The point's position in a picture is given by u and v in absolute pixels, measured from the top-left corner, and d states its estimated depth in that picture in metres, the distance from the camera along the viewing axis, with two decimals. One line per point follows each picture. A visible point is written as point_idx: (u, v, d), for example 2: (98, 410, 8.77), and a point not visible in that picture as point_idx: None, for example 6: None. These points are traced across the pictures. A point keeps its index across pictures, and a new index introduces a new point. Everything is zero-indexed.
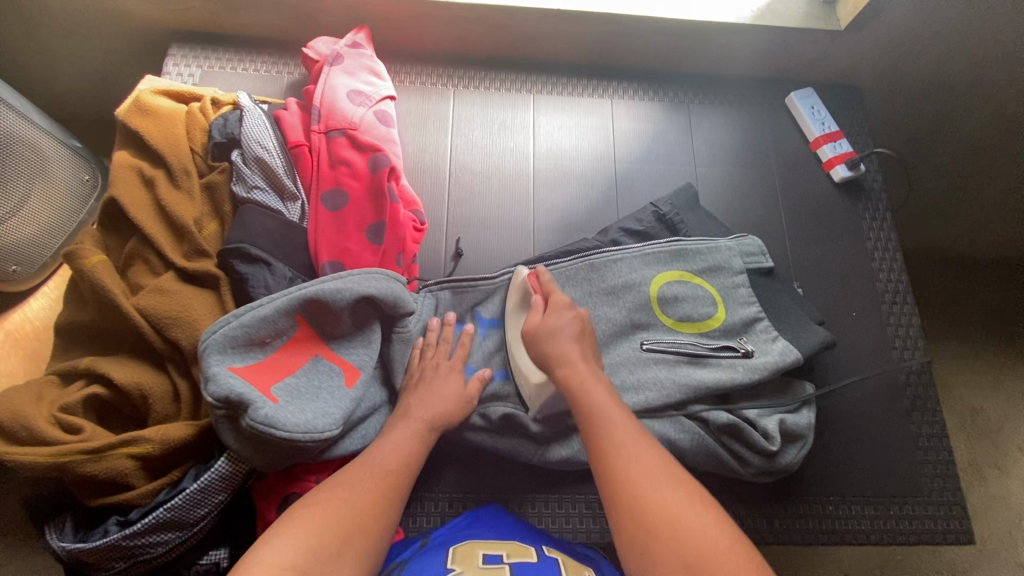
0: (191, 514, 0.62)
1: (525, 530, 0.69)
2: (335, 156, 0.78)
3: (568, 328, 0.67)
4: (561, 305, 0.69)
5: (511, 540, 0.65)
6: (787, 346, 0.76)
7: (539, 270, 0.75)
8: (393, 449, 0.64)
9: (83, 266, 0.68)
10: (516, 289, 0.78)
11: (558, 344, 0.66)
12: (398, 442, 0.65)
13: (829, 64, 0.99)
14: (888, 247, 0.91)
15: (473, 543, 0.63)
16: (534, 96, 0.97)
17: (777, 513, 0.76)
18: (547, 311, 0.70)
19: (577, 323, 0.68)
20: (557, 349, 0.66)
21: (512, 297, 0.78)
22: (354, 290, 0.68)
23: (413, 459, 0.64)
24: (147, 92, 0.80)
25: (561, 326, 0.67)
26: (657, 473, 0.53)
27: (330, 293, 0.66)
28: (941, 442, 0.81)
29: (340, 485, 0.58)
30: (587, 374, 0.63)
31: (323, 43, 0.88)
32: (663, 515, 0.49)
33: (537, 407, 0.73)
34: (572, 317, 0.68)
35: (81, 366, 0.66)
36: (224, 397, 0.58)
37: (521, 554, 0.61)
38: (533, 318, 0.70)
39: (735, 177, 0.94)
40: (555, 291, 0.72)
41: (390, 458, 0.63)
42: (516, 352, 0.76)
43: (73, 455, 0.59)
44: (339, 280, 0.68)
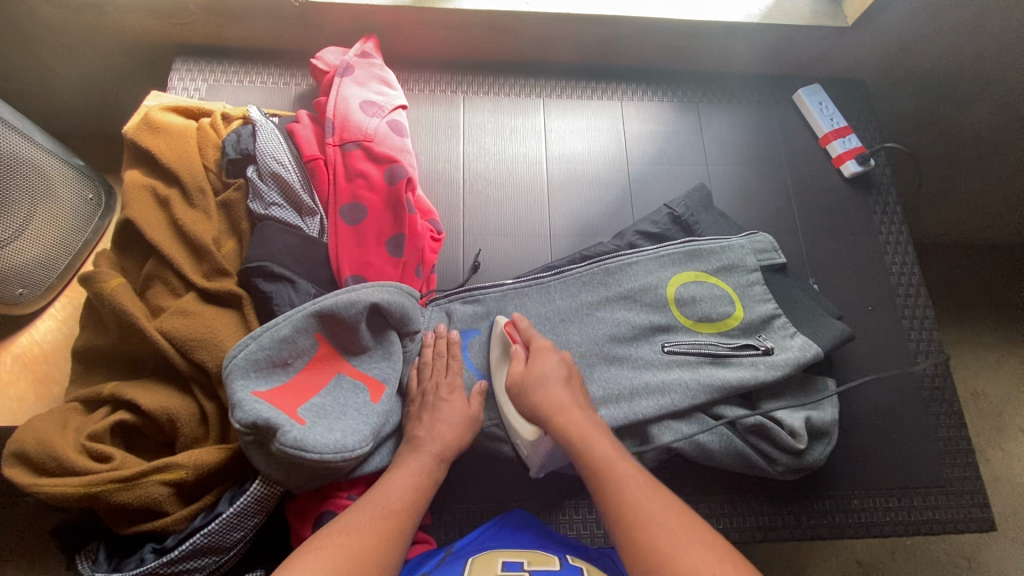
0: (228, 538, 0.61)
1: (547, 533, 0.69)
2: (351, 168, 0.77)
3: (555, 372, 0.68)
4: (545, 350, 0.71)
5: (532, 547, 0.65)
6: (807, 341, 0.76)
7: (517, 320, 0.75)
8: (398, 488, 0.61)
9: (102, 290, 0.67)
10: (497, 338, 0.76)
11: (551, 391, 0.67)
12: (406, 477, 0.63)
13: (836, 60, 0.99)
14: (901, 241, 0.92)
15: (495, 551, 0.63)
16: (544, 100, 0.97)
17: (804, 509, 0.77)
18: (530, 359, 0.71)
19: (563, 366, 0.70)
20: (550, 397, 0.66)
21: (495, 350, 0.76)
22: (366, 299, 0.67)
23: (418, 498, 0.61)
24: (156, 109, 0.79)
25: (548, 371, 0.69)
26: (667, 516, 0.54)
27: (345, 303, 0.66)
28: (960, 432, 0.83)
29: (346, 528, 0.54)
30: (585, 423, 0.64)
31: (332, 53, 0.87)
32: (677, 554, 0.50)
33: (538, 465, 0.71)
34: (556, 361, 0.70)
35: (106, 392, 0.65)
36: (251, 422, 0.57)
37: (543, 562, 0.61)
38: (517, 366, 0.70)
39: (748, 176, 0.95)
40: (537, 337, 0.73)
41: (396, 498, 0.60)
42: (503, 403, 0.73)
43: (105, 485, 0.58)
44: (352, 291, 0.67)
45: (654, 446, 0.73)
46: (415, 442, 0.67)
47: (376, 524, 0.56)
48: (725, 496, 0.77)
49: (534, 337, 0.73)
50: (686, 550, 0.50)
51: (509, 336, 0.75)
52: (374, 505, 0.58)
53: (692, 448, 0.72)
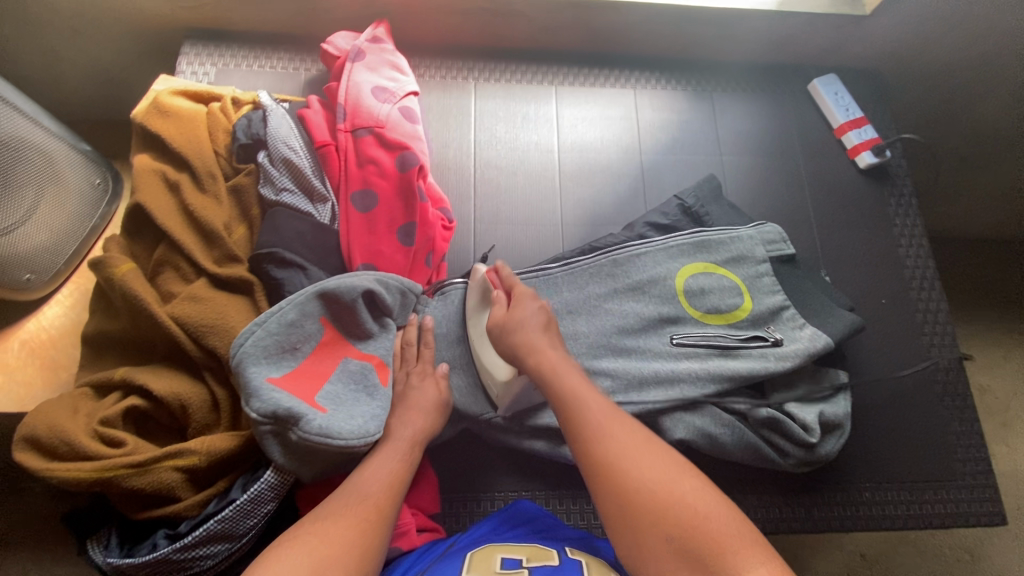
0: (241, 525, 0.61)
1: (545, 524, 0.68)
2: (362, 155, 0.76)
3: (533, 319, 0.67)
4: (526, 296, 0.69)
5: (530, 542, 0.64)
6: (816, 332, 0.76)
7: (498, 264, 0.73)
8: (383, 476, 0.60)
9: (113, 275, 0.66)
10: (476, 286, 0.75)
11: (529, 335, 0.65)
12: (382, 465, 0.61)
13: (852, 49, 0.98)
14: (915, 233, 0.91)
15: (493, 546, 0.62)
16: (556, 87, 0.95)
17: (815, 501, 0.77)
18: (511, 306, 0.68)
19: (542, 314, 0.68)
20: (525, 339, 0.65)
21: (472, 296, 0.76)
22: (369, 282, 0.68)
23: (397, 484, 0.60)
24: (165, 93, 0.78)
25: (527, 318, 0.66)
26: (640, 448, 0.55)
27: (349, 288, 0.67)
28: (972, 426, 0.82)
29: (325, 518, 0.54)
30: (557, 362, 0.63)
31: (343, 38, 0.86)
32: (650, 488, 0.52)
33: (506, 403, 0.72)
34: (537, 308, 0.68)
35: (118, 377, 0.65)
36: (270, 412, 0.57)
37: (542, 557, 0.60)
38: (498, 311, 0.68)
39: (762, 166, 0.94)
40: (518, 285, 0.71)
41: (372, 483, 0.59)
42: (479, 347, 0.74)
43: (118, 470, 0.58)
44: (353, 275, 0.68)
45: (666, 438, 0.73)
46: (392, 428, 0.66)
47: (358, 514, 0.55)
48: (736, 487, 0.77)
49: (515, 283, 0.71)
50: (659, 483, 0.52)
51: (489, 283, 0.73)
52: (349, 494, 0.57)
53: (703, 439, 0.73)
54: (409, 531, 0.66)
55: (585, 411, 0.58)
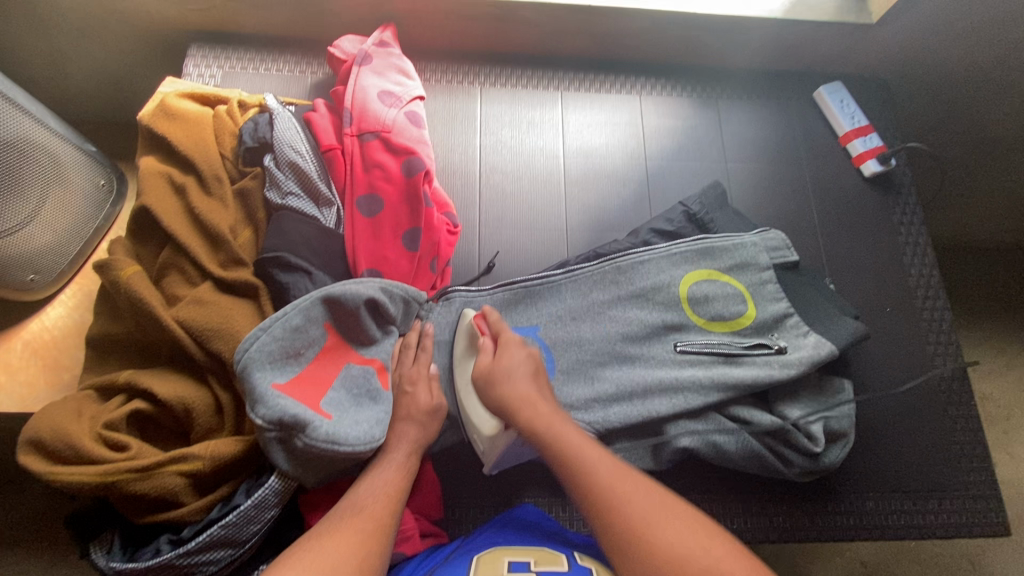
0: (245, 530, 0.61)
1: (549, 528, 0.68)
2: (368, 160, 0.76)
3: (519, 367, 0.68)
4: (512, 343, 0.70)
5: (537, 546, 0.64)
6: (821, 340, 0.76)
7: (488, 311, 0.74)
8: (385, 485, 0.61)
9: (118, 278, 0.66)
10: (462, 334, 0.76)
11: (516, 386, 0.66)
12: (381, 476, 0.62)
13: (858, 57, 0.98)
14: (920, 242, 0.91)
15: (500, 551, 0.62)
16: (562, 92, 0.96)
17: (819, 510, 0.76)
18: (497, 352, 0.70)
19: (530, 361, 0.69)
20: (513, 391, 0.66)
21: (459, 343, 0.75)
22: (376, 290, 0.68)
23: (398, 489, 0.61)
24: (171, 95, 0.78)
25: (514, 366, 0.68)
26: (650, 501, 0.55)
27: (356, 294, 0.66)
28: (977, 436, 0.82)
29: (330, 526, 0.54)
30: (553, 417, 0.64)
31: (349, 42, 0.86)
32: (665, 542, 0.52)
33: (492, 461, 0.71)
34: (522, 355, 0.69)
35: (122, 381, 0.64)
36: (277, 418, 0.56)
37: (550, 562, 0.60)
38: (484, 359, 0.70)
39: (767, 173, 0.94)
40: (505, 330, 0.72)
41: (374, 491, 0.60)
42: (465, 398, 0.72)
43: (122, 474, 0.58)
44: (360, 283, 0.67)
45: (671, 446, 0.73)
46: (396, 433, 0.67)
47: (365, 523, 0.55)
48: (739, 495, 0.76)
49: (503, 329, 0.72)
50: (672, 537, 0.52)
51: (476, 329, 0.74)
52: (348, 508, 0.57)
53: (707, 448, 0.72)
54: (413, 536, 0.66)
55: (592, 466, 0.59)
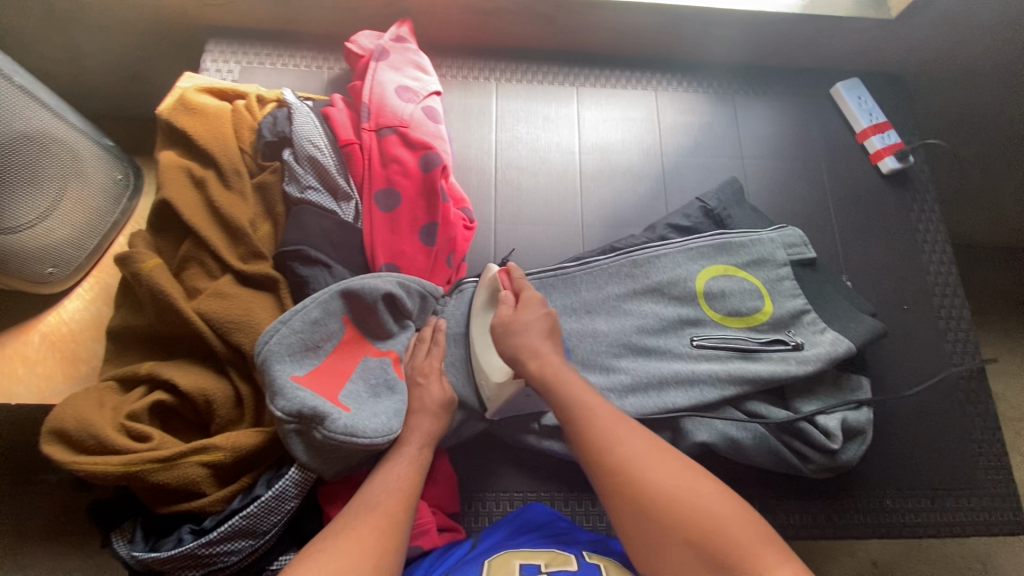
0: (266, 521, 0.61)
1: (559, 527, 0.69)
2: (386, 154, 0.76)
3: (538, 324, 0.67)
4: (531, 302, 0.69)
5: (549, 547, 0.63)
6: (837, 337, 0.75)
7: (512, 268, 0.75)
8: (398, 481, 0.60)
9: (140, 270, 0.67)
10: (484, 286, 0.75)
11: (531, 340, 0.66)
12: (397, 470, 0.62)
13: (876, 54, 0.98)
14: (937, 239, 0.91)
15: (512, 553, 0.62)
16: (578, 89, 0.95)
17: (836, 508, 0.76)
18: (518, 306, 0.69)
19: (548, 321, 0.68)
20: (528, 343, 0.65)
21: (481, 295, 0.75)
22: (392, 282, 0.69)
23: (414, 486, 0.60)
24: (191, 90, 0.78)
25: (531, 322, 0.67)
26: (655, 455, 0.54)
27: (373, 287, 0.67)
28: (995, 435, 0.81)
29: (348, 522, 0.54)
30: (560, 366, 0.63)
31: (367, 37, 0.86)
32: (669, 492, 0.50)
33: (496, 407, 0.71)
34: (541, 313, 0.68)
35: (143, 372, 0.65)
36: (296, 410, 0.57)
37: (561, 563, 0.60)
38: (502, 314, 0.69)
39: (784, 170, 0.93)
40: (527, 287, 0.72)
41: (391, 487, 0.59)
42: (478, 347, 0.73)
43: (144, 465, 0.59)
44: (377, 275, 0.68)
45: (689, 441, 0.73)
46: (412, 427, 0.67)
47: (377, 520, 0.55)
48: (755, 491, 0.76)
49: (525, 287, 0.72)
50: (675, 487, 0.51)
51: (500, 283, 0.74)
52: (365, 503, 0.57)
53: (725, 443, 0.72)
54: (430, 530, 0.67)
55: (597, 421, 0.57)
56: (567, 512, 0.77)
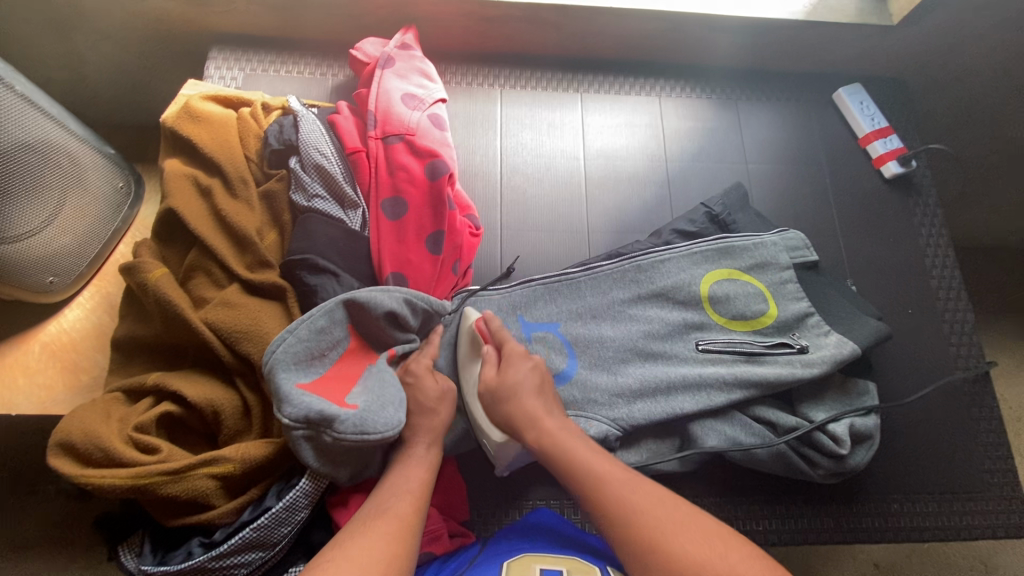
0: (276, 533, 0.61)
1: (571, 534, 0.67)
2: (393, 162, 0.76)
3: (527, 381, 0.68)
4: (516, 358, 0.69)
5: (566, 553, 0.62)
6: (842, 339, 0.76)
7: (489, 316, 0.74)
8: (407, 483, 0.60)
9: (146, 280, 0.66)
10: (464, 335, 0.75)
11: (524, 403, 0.66)
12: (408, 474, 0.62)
13: (877, 59, 0.98)
14: (940, 243, 0.91)
15: (529, 556, 0.61)
16: (582, 95, 0.96)
17: (844, 512, 0.76)
18: (502, 366, 0.69)
19: (535, 374, 0.69)
20: (521, 407, 0.66)
21: (463, 343, 0.75)
22: (398, 296, 0.68)
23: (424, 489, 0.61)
24: (196, 98, 0.78)
25: (521, 380, 0.68)
26: (663, 507, 0.56)
27: (380, 301, 0.66)
28: (1000, 438, 0.82)
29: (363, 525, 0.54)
30: (558, 435, 0.64)
31: (372, 44, 0.86)
32: (678, 544, 0.52)
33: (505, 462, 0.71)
34: (529, 368, 0.69)
35: (150, 383, 0.64)
36: (303, 416, 0.56)
37: (583, 571, 0.59)
38: (488, 374, 0.69)
39: (787, 175, 0.94)
40: (509, 339, 0.72)
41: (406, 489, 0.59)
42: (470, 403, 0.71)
43: (153, 477, 0.58)
44: (386, 293, 0.67)
45: (698, 446, 0.72)
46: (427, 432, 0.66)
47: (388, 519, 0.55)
48: (765, 496, 0.76)
49: (506, 340, 0.72)
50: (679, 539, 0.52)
51: (479, 333, 0.73)
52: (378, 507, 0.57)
53: (733, 449, 0.72)
54: (442, 536, 0.66)
55: (606, 480, 0.59)
56: (575, 520, 0.77)
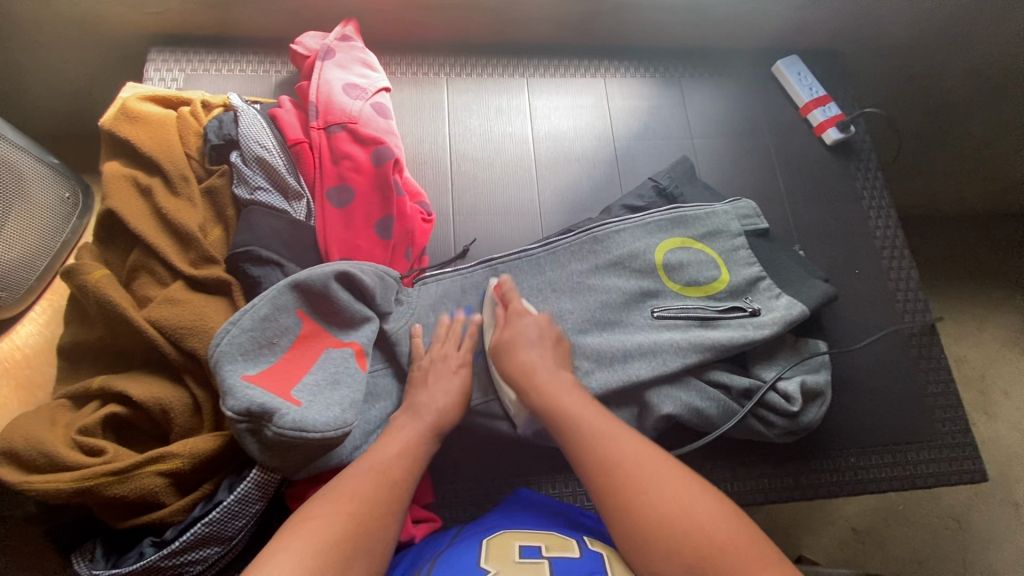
0: (230, 526, 0.60)
1: (557, 518, 0.66)
2: (337, 151, 0.76)
3: (530, 332, 0.70)
4: (519, 313, 0.71)
5: (547, 532, 0.62)
6: (792, 301, 0.77)
7: (501, 281, 0.76)
8: (396, 455, 0.60)
9: (87, 282, 0.65)
10: (487, 307, 0.76)
11: (522, 353, 0.68)
12: (400, 444, 0.61)
13: (812, 30, 1.01)
14: (882, 204, 0.94)
15: (510, 534, 0.60)
16: (528, 80, 0.96)
17: (802, 469, 0.78)
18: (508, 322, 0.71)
19: (539, 328, 0.70)
20: (522, 358, 0.67)
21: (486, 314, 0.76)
22: (331, 268, 0.66)
23: (416, 464, 0.60)
24: (132, 98, 0.77)
25: (525, 330, 0.70)
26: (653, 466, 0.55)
27: (318, 279, 0.65)
28: (948, 387, 0.84)
29: (346, 497, 0.53)
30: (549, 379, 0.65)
31: (312, 38, 0.86)
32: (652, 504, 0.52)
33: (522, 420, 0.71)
34: (531, 323, 0.71)
35: (95, 386, 0.63)
36: (245, 408, 0.55)
37: (561, 547, 0.58)
38: (497, 333, 0.71)
39: (733, 147, 0.96)
40: (515, 300, 0.73)
41: (393, 463, 0.59)
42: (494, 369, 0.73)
43: (98, 478, 0.56)
44: (324, 268, 0.66)
45: (655, 414, 0.73)
46: (412, 410, 0.66)
47: (377, 490, 0.55)
48: (725, 459, 0.77)
49: (513, 299, 0.74)
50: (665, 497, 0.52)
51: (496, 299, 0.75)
52: (369, 472, 0.57)
53: (690, 414, 0.73)
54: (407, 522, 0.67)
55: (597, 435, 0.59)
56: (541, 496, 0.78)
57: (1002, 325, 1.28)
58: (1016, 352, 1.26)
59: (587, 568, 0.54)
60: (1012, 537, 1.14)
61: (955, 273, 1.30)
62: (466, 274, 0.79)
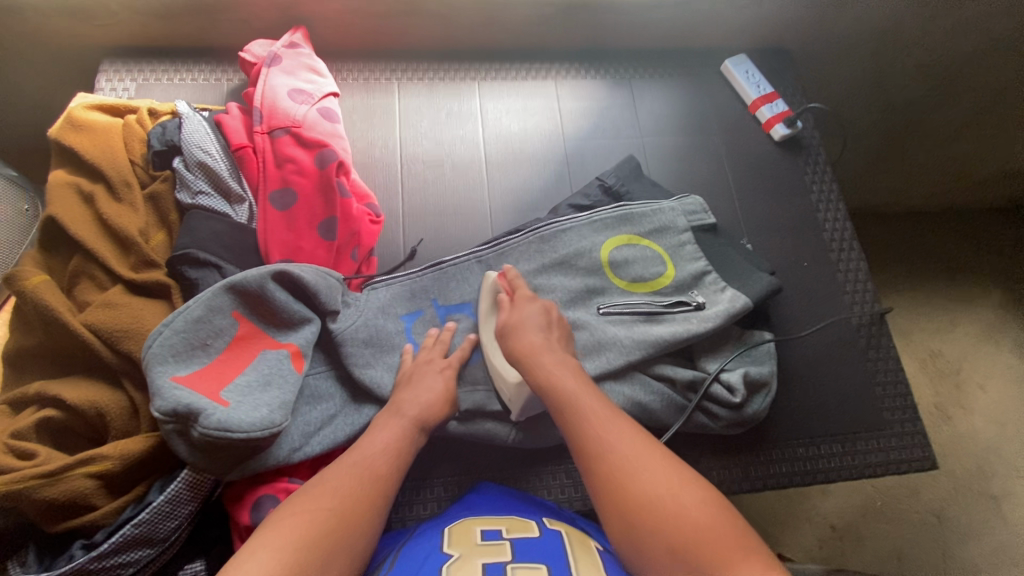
0: (162, 527, 0.60)
1: (523, 507, 0.67)
2: (280, 154, 0.77)
3: (533, 319, 0.69)
4: (526, 299, 0.71)
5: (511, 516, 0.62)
6: (736, 294, 0.77)
7: (506, 270, 0.76)
8: (386, 450, 0.61)
9: (24, 287, 0.65)
10: (486, 292, 0.76)
11: (525, 337, 0.66)
12: (387, 442, 0.62)
13: (758, 29, 1.03)
14: (831, 198, 0.95)
15: (472, 520, 0.60)
16: (479, 83, 0.98)
17: (752, 461, 0.78)
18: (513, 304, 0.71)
19: (542, 315, 0.70)
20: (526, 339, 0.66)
21: (484, 301, 0.76)
22: (265, 268, 0.66)
23: (401, 463, 0.61)
24: (78, 107, 0.78)
25: (528, 316, 0.69)
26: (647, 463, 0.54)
27: (253, 280, 0.65)
28: (898, 376, 0.85)
29: (323, 493, 0.54)
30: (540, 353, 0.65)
31: (260, 45, 0.87)
32: (652, 503, 0.51)
33: (518, 408, 0.71)
34: (536, 308, 0.70)
35: (30, 391, 0.63)
36: (171, 409, 0.55)
37: (522, 529, 0.59)
38: (502, 315, 0.70)
39: (682, 144, 0.97)
40: (521, 287, 0.74)
41: (379, 464, 0.59)
42: (492, 353, 0.74)
43: (28, 481, 0.56)
44: (259, 269, 0.66)
45: None
46: (393, 407, 0.66)
47: (364, 485, 0.56)
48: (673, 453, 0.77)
49: (519, 286, 0.74)
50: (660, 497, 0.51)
51: (501, 286, 0.75)
52: (355, 467, 0.57)
53: (633, 408, 0.73)
54: None
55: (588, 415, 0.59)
56: None
57: (972, 317, 1.28)
58: (988, 345, 1.27)
59: (548, 548, 0.55)
60: (991, 529, 1.14)
61: (921, 267, 1.31)
62: (412, 275, 0.79)
